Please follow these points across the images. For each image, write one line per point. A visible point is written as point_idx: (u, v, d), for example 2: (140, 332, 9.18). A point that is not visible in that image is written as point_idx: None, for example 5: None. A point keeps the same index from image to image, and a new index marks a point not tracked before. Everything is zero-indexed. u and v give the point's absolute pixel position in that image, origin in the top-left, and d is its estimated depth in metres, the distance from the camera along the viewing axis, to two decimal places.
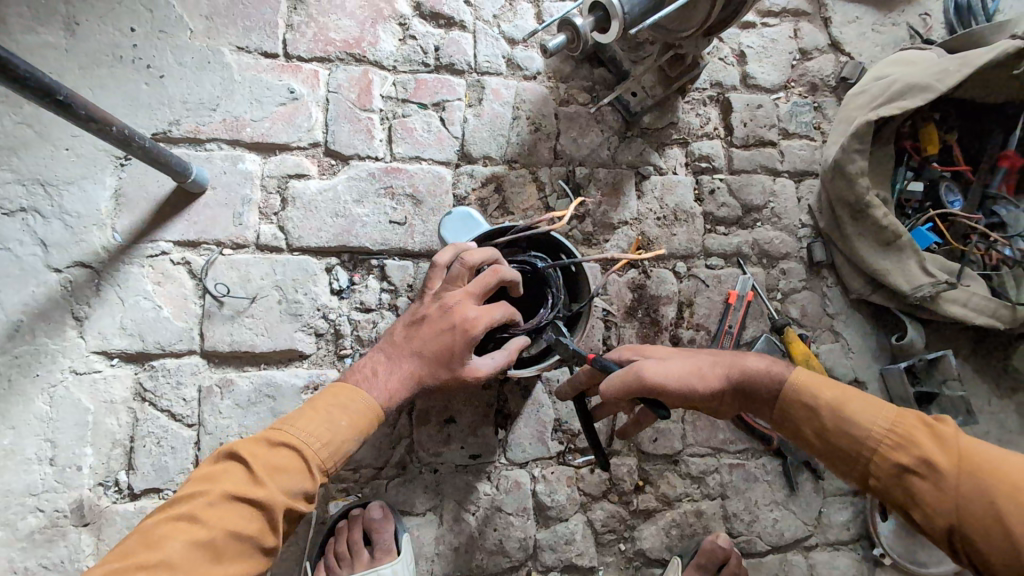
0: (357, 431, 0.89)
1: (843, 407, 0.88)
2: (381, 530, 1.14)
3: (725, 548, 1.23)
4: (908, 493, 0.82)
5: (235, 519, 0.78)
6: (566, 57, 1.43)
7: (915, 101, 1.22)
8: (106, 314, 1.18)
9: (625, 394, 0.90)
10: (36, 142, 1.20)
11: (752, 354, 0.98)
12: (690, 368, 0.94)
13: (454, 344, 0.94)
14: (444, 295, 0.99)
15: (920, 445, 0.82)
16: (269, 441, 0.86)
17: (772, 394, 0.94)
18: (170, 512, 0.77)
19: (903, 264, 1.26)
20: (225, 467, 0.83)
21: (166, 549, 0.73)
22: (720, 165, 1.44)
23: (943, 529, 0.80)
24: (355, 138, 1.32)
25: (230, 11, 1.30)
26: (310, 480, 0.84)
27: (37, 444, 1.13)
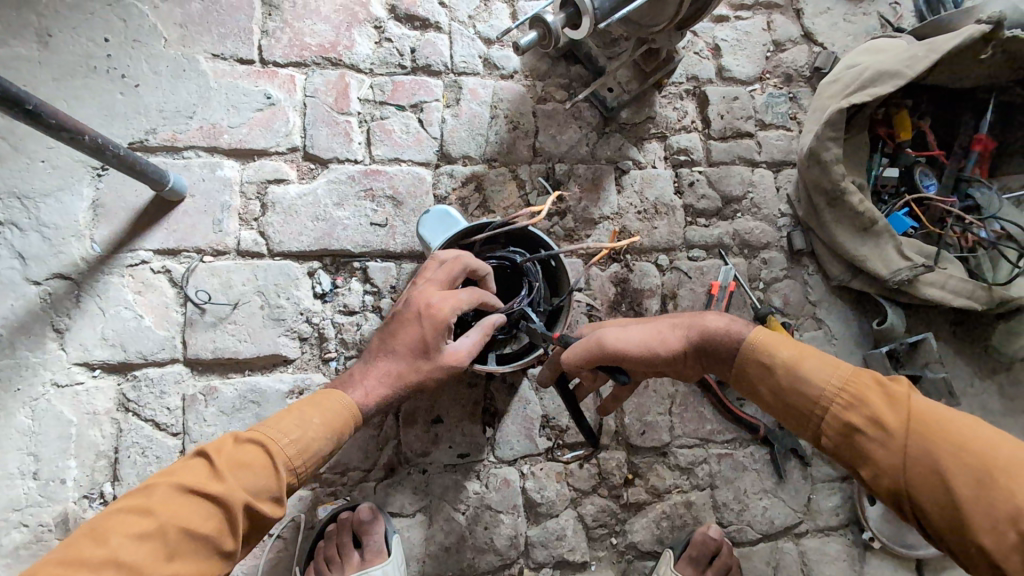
0: (328, 430, 0.88)
1: (798, 366, 0.89)
2: (372, 532, 1.13)
3: (716, 539, 1.24)
4: (856, 451, 0.83)
5: (191, 514, 0.75)
6: (542, 55, 1.44)
7: (886, 87, 1.23)
8: (87, 326, 1.18)
9: (583, 360, 0.94)
10: (11, 155, 1.19)
11: (712, 314, 1.00)
12: (650, 335, 0.97)
13: (426, 335, 0.95)
14: (410, 290, 1.00)
15: (870, 403, 0.82)
16: (237, 438, 0.84)
17: (732, 354, 0.95)
18: (124, 506, 0.74)
19: (881, 249, 1.27)
20: (189, 463, 0.81)
21: (114, 543, 0.70)
22: (698, 157, 1.45)
23: (889, 487, 0.80)
24: (334, 141, 1.32)
25: (204, 19, 1.31)
26: (274, 478, 0.82)
27: (19, 458, 1.12)
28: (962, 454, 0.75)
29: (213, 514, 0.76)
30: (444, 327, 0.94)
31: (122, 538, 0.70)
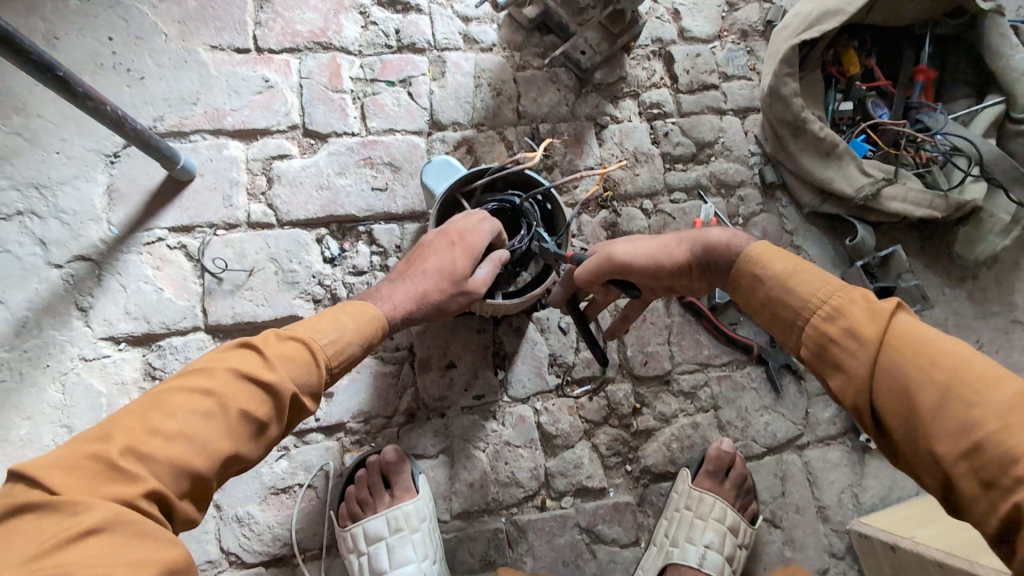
0: (362, 336, 0.94)
1: (787, 281, 0.89)
2: (399, 472, 1.20)
3: (730, 452, 1.32)
4: (830, 363, 0.82)
5: (245, 398, 0.79)
6: (517, 28, 1.56)
7: (830, 23, 1.38)
8: (110, 302, 1.24)
9: (596, 275, 1.06)
10: (27, 149, 1.26)
11: (717, 228, 1.02)
12: (653, 250, 1.04)
13: (457, 259, 1.06)
14: (444, 225, 1.12)
15: (849, 315, 0.80)
16: (279, 334, 0.88)
17: (729, 265, 0.97)
18: (182, 384, 0.78)
19: (846, 169, 1.40)
20: (236, 351, 0.84)
21: (181, 417, 0.74)
22: (670, 110, 1.57)
23: (855, 399, 0.78)
24: (330, 117, 1.41)
25: (200, 14, 1.40)
26: (316, 374, 0.87)
27: (53, 430, 1.16)
28: (933, 368, 0.72)
29: (264, 400, 0.81)
30: (475, 256, 1.07)
31: (188, 414, 0.75)
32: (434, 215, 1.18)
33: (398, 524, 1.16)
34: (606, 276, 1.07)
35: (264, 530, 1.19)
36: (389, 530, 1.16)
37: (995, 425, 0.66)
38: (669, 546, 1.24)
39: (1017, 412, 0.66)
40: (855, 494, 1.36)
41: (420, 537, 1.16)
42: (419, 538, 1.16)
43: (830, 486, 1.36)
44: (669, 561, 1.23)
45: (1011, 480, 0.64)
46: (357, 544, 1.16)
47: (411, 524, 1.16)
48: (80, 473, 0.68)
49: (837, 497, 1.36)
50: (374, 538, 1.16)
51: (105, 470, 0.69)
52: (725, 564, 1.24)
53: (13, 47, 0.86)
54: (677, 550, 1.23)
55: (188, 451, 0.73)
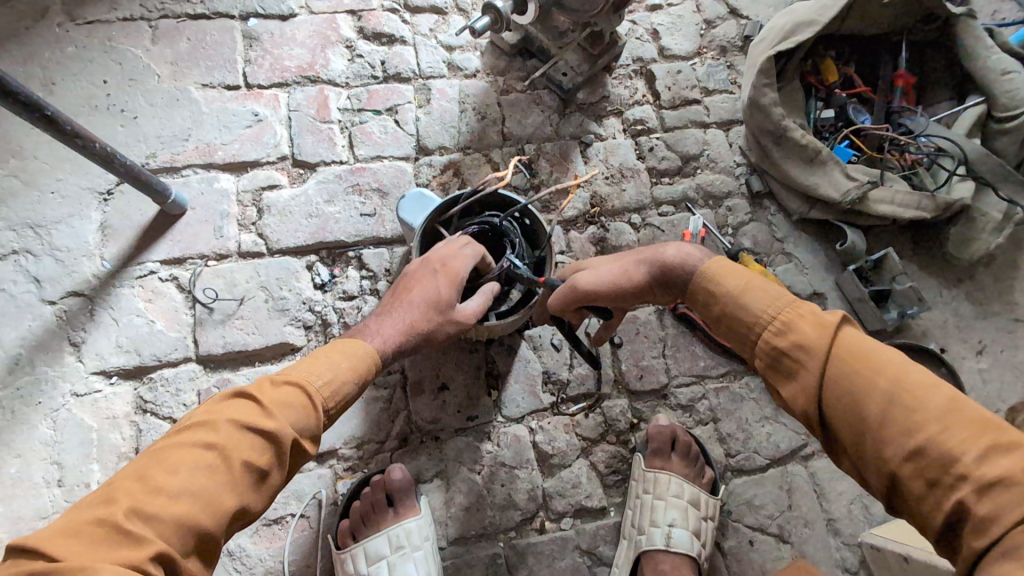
0: (356, 375, 0.93)
1: (739, 296, 0.86)
2: (402, 490, 1.17)
3: (669, 427, 1.30)
4: (782, 372, 0.81)
5: (247, 448, 0.78)
6: (500, 54, 1.60)
7: (805, 35, 1.40)
8: (102, 336, 1.25)
9: (564, 304, 1.03)
10: (24, 190, 1.31)
11: (674, 244, 0.98)
12: (616, 274, 1.00)
13: (441, 288, 1.04)
14: (426, 253, 1.11)
15: (799, 329, 0.80)
16: (272, 380, 0.87)
17: (686, 283, 0.95)
18: (182, 441, 0.77)
19: (830, 175, 1.40)
20: (232, 402, 0.83)
21: (183, 474, 0.73)
22: (654, 125, 1.59)
23: (804, 407, 0.79)
24: (319, 146, 1.44)
25: (192, 55, 1.45)
26: (313, 416, 0.86)
27: (44, 467, 1.15)
28: (877, 378, 0.73)
29: (265, 448, 0.80)
30: (458, 283, 1.05)
31: (189, 470, 0.74)
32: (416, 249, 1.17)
33: (400, 542, 1.13)
34: (573, 305, 1.03)
35: (256, 563, 1.16)
36: (391, 548, 1.12)
37: (935, 430, 0.68)
38: (637, 535, 1.21)
39: (952, 416, 0.68)
40: (866, 504, 1.31)
41: (423, 555, 1.13)
42: (421, 556, 1.13)
43: (839, 497, 1.32)
44: (640, 551, 1.20)
45: (953, 479, 0.66)
46: (357, 566, 1.12)
47: (413, 542, 1.13)
48: (88, 538, 0.67)
49: (847, 508, 1.31)
50: (375, 558, 1.12)
51: (112, 533, 0.67)
52: (693, 539, 1.20)
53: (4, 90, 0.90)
54: (645, 537, 1.20)
55: (193, 508, 0.72)
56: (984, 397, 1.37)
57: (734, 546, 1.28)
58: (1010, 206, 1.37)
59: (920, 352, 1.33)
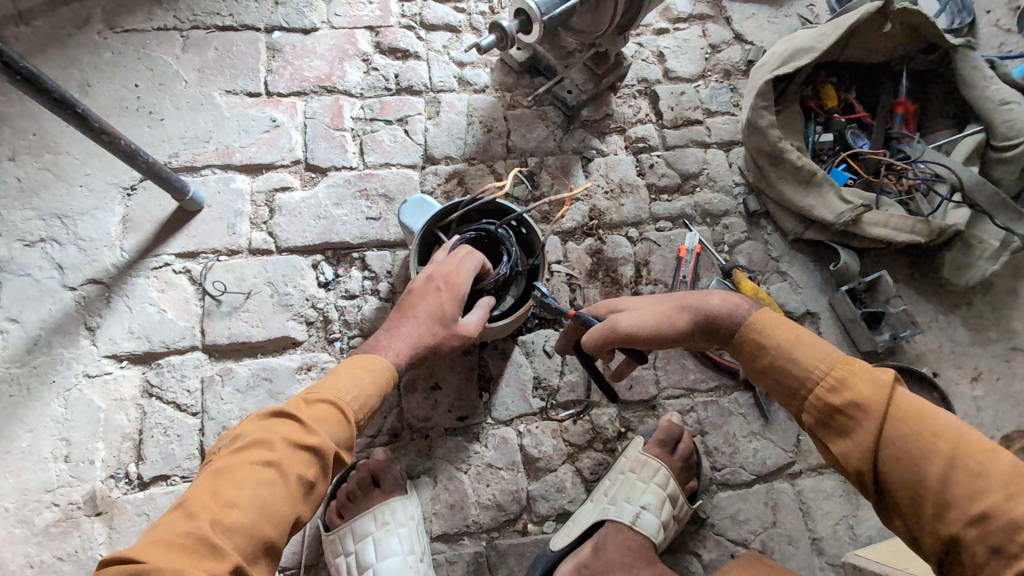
0: (379, 387, 0.96)
1: (788, 349, 0.92)
2: (386, 468, 1.23)
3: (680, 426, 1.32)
4: (835, 429, 0.85)
5: (299, 464, 0.83)
6: (508, 71, 1.67)
7: (803, 60, 1.44)
8: (116, 322, 1.32)
9: (603, 345, 1.03)
10: (55, 183, 1.40)
11: (716, 292, 1.03)
12: (657, 316, 1.02)
13: (446, 304, 1.07)
14: (430, 267, 1.12)
15: (854, 387, 0.84)
16: (306, 397, 0.90)
17: (732, 332, 0.99)
18: (238, 461, 0.81)
19: (824, 197, 1.43)
20: (275, 422, 0.86)
21: (246, 493, 0.78)
22: (655, 143, 1.63)
23: (859, 464, 0.82)
24: (332, 152, 1.51)
25: (219, 64, 1.55)
26: (349, 429, 0.89)
27: (53, 442, 1.21)
28: (937, 441, 0.77)
29: (313, 463, 0.84)
30: (461, 298, 1.07)
31: (251, 488, 0.78)
32: (414, 256, 1.20)
33: (385, 518, 1.17)
34: (611, 346, 1.03)
35: None
36: (377, 524, 1.16)
37: (1001, 495, 0.72)
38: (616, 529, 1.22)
39: (1014, 483, 0.72)
40: (852, 525, 1.31)
41: (407, 531, 1.17)
42: (406, 532, 1.17)
43: (825, 517, 1.32)
44: (605, 517, 1.21)
45: (1018, 547, 0.69)
46: (345, 544, 1.16)
47: (398, 518, 1.18)
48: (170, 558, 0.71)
49: (832, 529, 1.31)
50: (361, 535, 1.16)
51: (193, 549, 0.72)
52: (659, 529, 1.20)
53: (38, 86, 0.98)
54: (613, 508, 1.21)
55: (260, 522, 0.77)
56: (978, 424, 1.36)
57: (715, 559, 1.27)
58: (1008, 234, 1.37)
59: (910, 375, 1.33)
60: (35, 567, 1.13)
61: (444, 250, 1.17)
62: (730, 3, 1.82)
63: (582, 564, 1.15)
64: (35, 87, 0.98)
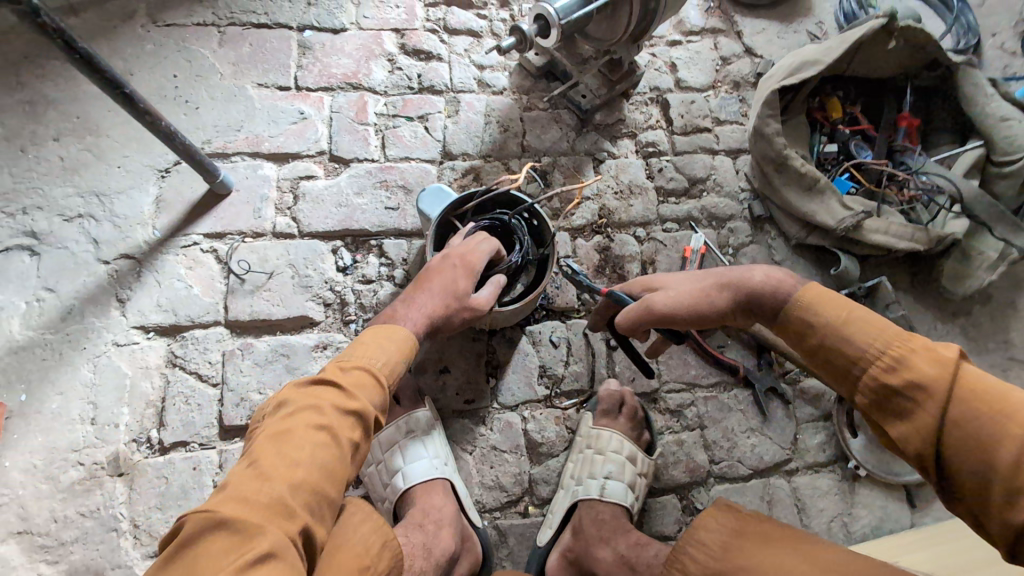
0: (406, 356, 0.97)
1: (840, 328, 0.90)
2: (405, 389, 1.33)
3: (620, 392, 1.38)
4: (894, 410, 0.83)
5: (349, 427, 0.83)
6: (526, 75, 1.74)
7: (808, 73, 1.50)
8: (145, 295, 1.39)
9: (639, 322, 1.08)
10: (95, 164, 1.49)
11: (757, 269, 1.03)
12: (697, 294, 1.05)
13: (460, 279, 1.11)
14: (446, 248, 1.18)
15: (913, 367, 0.82)
16: (340, 366, 0.89)
17: (776, 308, 0.99)
18: (291, 428, 0.79)
19: (827, 204, 1.48)
20: (315, 390, 0.85)
21: (304, 457, 0.76)
22: (665, 148, 1.69)
23: (919, 447, 0.80)
24: (355, 145, 1.59)
25: (253, 59, 1.64)
26: (384, 394, 0.91)
27: (81, 405, 1.28)
28: (1008, 423, 0.74)
29: (359, 426, 0.85)
30: (475, 275, 1.13)
31: (309, 452, 0.77)
32: (430, 239, 1.25)
33: (410, 428, 1.28)
34: (648, 326, 1.08)
35: None
36: (402, 434, 1.27)
37: None
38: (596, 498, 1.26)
39: None
40: (846, 523, 1.34)
41: (431, 435, 1.28)
42: (429, 437, 1.28)
43: (819, 514, 1.35)
44: (576, 499, 1.26)
45: None
46: (375, 452, 1.27)
47: (421, 428, 1.28)
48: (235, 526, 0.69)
49: (826, 526, 1.34)
50: (389, 444, 1.27)
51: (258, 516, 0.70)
52: (628, 492, 1.26)
53: (96, 69, 1.07)
54: (582, 488, 1.26)
55: (320, 484, 0.76)
56: None
57: None
58: (1006, 246, 1.42)
59: None
60: (59, 522, 1.19)
61: (461, 234, 1.23)
62: (741, 18, 1.89)
63: (567, 550, 1.21)
64: (92, 67, 1.06)
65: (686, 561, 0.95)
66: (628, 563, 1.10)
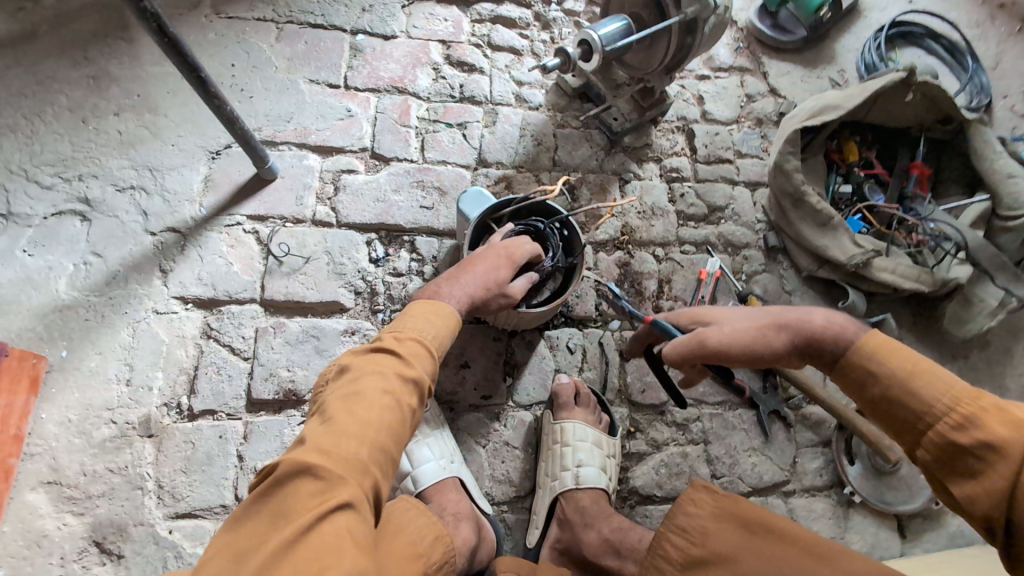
0: (452, 328, 1.04)
1: (908, 381, 0.87)
2: None
3: (572, 384, 1.42)
4: (961, 469, 0.81)
5: (410, 393, 0.90)
6: (562, 94, 1.84)
7: (830, 116, 1.59)
8: (187, 268, 1.45)
9: (688, 358, 1.02)
10: (150, 140, 1.56)
11: (817, 312, 0.98)
12: (755, 335, 0.99)
13: (501, 268, 1.17)
14: (489, 245, 1.23)
15: (985, 427, 0.79)
16: (395, 336, 0.96)
17: (839, 356, 0.94)
18: (359, 391, 0.85)
19: (839, 240, 1.56)
20: (375, 358, 0.92)
21: (374, 416, 0.83)
22: (687, 175, 1.78)
23: (987, 509, 0.78)
24: (396, 145, 1.67)
25: (306, 56, 1.73)
26: (436, 363, 0.98)
27: (118, 366, 1.34)
28: None
29: (416, 392, 0.91)
30: (516, 266, 1.19)
31: (378, 413, 0.84)
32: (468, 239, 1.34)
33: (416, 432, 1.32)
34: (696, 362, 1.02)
35: None
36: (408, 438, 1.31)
37: None
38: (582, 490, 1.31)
39: None
40: None
41: (435, 438, 1.32)
42: (434, 439, 1.32)
43: None
44: (556, 495, 1.31)
45: None
46: None
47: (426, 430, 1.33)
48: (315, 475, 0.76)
49: None
50: None
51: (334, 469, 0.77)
52: (601, 474, 1.33)
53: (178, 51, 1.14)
54: (558, 483, 1.31)
55: (387, 443, 0.83)
56: None
57: None
58: (1006, 296, 1.49)
59: None
60: (88, 475, 1.24)
61: (502, 233, 1.30)
62: (768, 59, 1.99)
63: (556, 541, 1.27)
64: (176, 51, 1.15)
65: (667, 548, 1.00)
66: (613, 545, 1.19)
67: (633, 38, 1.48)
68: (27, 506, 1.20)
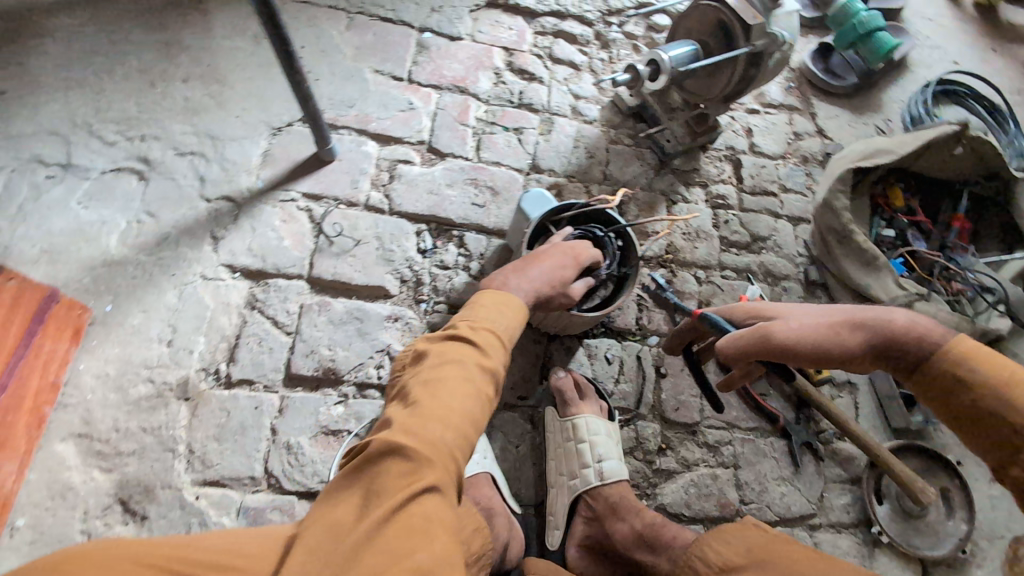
0: (523, 320, 1.05)
1: (1004, 391, 0.86)
2: None
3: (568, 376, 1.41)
4: None
5: (486, 383, 0.92)
6: (616, 112, 1.87)
7: (882, 160, 1.62)
8: (239, 238, 1.46)
9: (752, 352, 1.02)
10: (215, 109, 1.58)
11: (896, 312, 0.99)
12: (825, 333, 1.00)
13: (567, 268, 1.18)
14: (554, 243, 1.24)
15: None
16: (470, 325, 0.98)
17: (919, 359, 0.94)
18: (439, 380, 0.88)
19: (882, 281, 1.58)
20: (452, 347, 0.94)
21: (456, 404, 0.86)
22: (732, 203, 1.80)
23: None
24: (453, 141, 1.69)
25: (374, 47, 1.76)
26: (508, 354, 1.00)
27: (160, 326, 1.33)
28: None
29: (492, 381, 0.94)
30: (580, 269, 1.21)
31: (457, 401, 0.86)
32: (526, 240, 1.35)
33: None
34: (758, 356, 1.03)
35: (307, 463, 1.28)
36: None
37: None
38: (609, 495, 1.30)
39: None
40: None
41: None
42: None
43: None
44: (577, 493, 1.30)
45: None
46: None
47: None
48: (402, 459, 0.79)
49: None
50: None
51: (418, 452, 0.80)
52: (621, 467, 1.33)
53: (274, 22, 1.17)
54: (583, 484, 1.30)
55: (467, 431, 0.86)
56: (992, 521, 1.44)
57: None
58: None
59: (934, 459, 1.45)
60: (120, 432, 1.22)
61: (563, 235, 1.32)
62: (817, 101, 2.04)
63: (585, 546, 1.27)
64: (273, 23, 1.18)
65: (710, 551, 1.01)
66: (644, 538, 1.19)
67: (700, 64, 1.52)
68: (55, 457, 1.18)
